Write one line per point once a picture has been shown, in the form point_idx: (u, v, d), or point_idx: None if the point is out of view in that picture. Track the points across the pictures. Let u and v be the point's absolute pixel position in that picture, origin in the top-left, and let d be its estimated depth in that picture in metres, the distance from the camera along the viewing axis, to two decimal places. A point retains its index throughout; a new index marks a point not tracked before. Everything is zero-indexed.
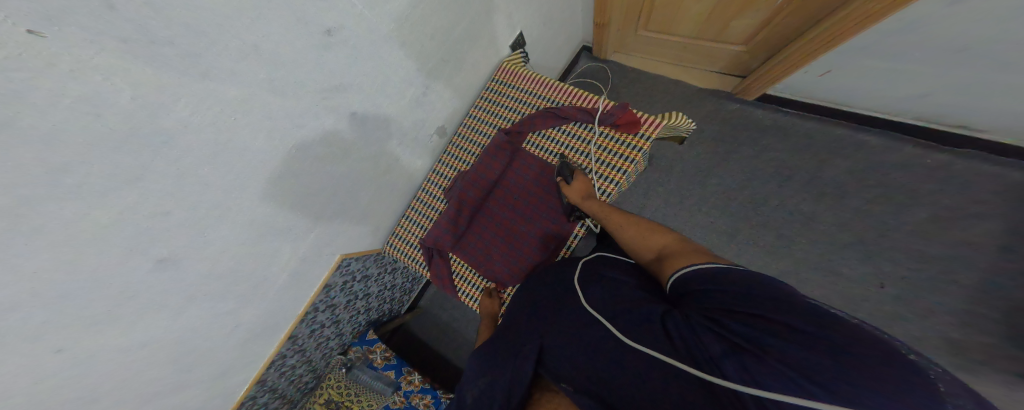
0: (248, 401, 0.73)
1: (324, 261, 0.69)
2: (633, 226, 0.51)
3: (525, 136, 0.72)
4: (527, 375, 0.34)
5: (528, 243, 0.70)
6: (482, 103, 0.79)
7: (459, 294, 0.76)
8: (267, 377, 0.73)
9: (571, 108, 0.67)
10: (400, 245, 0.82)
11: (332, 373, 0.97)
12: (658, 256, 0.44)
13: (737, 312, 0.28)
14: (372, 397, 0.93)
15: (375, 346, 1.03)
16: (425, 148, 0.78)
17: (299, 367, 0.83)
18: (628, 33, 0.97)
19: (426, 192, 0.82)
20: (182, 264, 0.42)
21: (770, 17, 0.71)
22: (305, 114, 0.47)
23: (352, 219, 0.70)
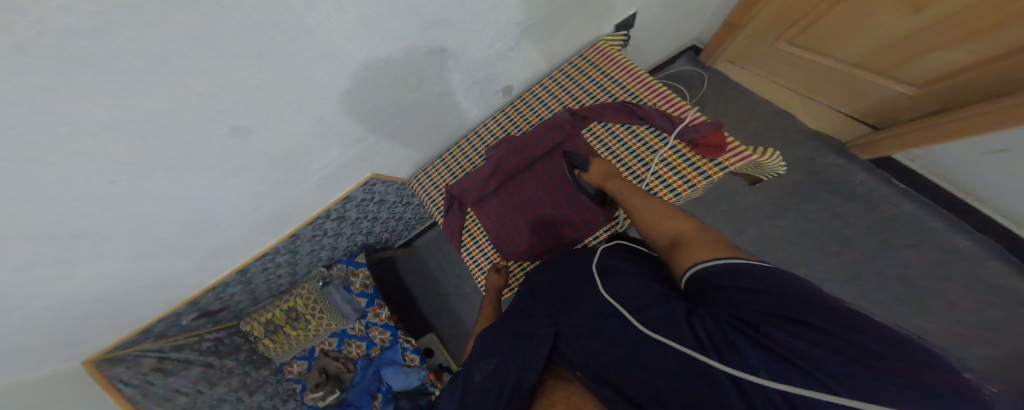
0: (229, 284, 0.84)
1: (358, 172, 0.74)
2: (653, 210, 0.50)
3: (588, 122, 0.68)
4: (540, 363, 0.33)
5: (547, 229, 0.71)
6: (559, 76, 0.75)
7: (462, 250, 0.81)
8: (249, 267, 0.83)
9: (653, 110, 0.61)
10: (426, 184, 0.87)
11: (307, 285, 1.10)
12: (673, 242, 0.44)
13: (752, 311, 0.25)
14: (333, 320, 1.09)
15: (358, 269, 1.15)
16: (487, 102, 0.77)
17: (284, 265, 0.93)
18: (751, 54, 0.97)
19: (469, 143, 0.82)
20: (251, 134, 0.46)
21: (978, 62, 0.58)
22: (399, 34, 0.45)
23: (410, 141, 0.74)
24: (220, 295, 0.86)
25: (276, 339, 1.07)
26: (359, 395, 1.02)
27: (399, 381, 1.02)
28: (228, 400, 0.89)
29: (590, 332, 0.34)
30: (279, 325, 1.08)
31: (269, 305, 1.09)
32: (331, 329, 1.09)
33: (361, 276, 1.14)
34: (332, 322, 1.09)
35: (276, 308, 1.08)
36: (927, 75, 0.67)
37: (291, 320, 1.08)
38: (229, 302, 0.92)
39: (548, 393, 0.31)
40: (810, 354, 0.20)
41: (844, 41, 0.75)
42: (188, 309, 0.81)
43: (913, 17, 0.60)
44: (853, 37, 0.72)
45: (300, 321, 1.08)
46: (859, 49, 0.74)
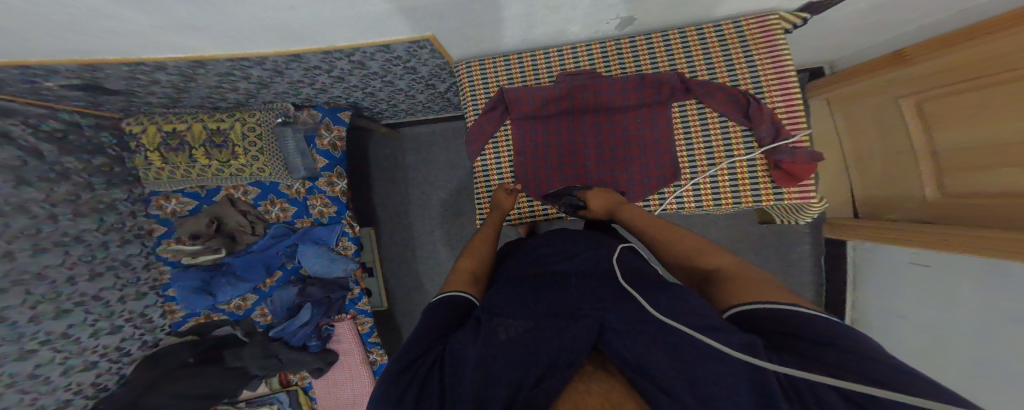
0: (183, 68, 0.80)
1: (419, 28, 0.67)
2: (682, 240, 0.56)
3: (685, 98, 0.65)
4: (581, 352, 0.38)
5: (576, 178, 0.73)
6: (693, 33, 0.65)
7: (478, 157, 0.80)
8: (210, 63, 0.80)
9: (766, 116, 0.59)
10: (477, 72, 0.81)
11: (258, 114, 1.10)
12: (710, 271, 0.48)
13: (840, 369, 0.26)
14: (269, 168, 1.12)
15: (334, 125, 1.19)
16: (598, 24, 0.66)
17: (265, 71, 0.89)
18: (864, 98, 0.93)
19: (560, 56, 0.74)
20: None
21: (1003, 193, 0.62)
22: None
23: (504, 17, 0.63)
24: (161, 74, 0.83)
25: (173, 159, 1.08)
26: (254, 264, 1.16)
27: (318, 263, 1.16)
28: (40, 209, 0.88)
29: (643, 332, 0.37)
30: (184, 144, 1.08)
31: (190, 117, 1.08)
32: (259, 176, 1.13)
33: (333, 133, 1.19)
34: (266, 170, 1.12)
35: (197, 123, 1.07)
36: (965, 190, 0.70)
37: (207, 145, 1.08)
38: (147, 90, 0.92)
39: (588, 378, 0.37)
40: (840, 372, 0.26)
41: (941, 127, 0.73)
42: (73, 75, 0.76)
43: (1005, 129, 0.59)
44: (950, 125, 0.71)
45: (219, 152, 1.09)
46: (944, 140, 0.73)
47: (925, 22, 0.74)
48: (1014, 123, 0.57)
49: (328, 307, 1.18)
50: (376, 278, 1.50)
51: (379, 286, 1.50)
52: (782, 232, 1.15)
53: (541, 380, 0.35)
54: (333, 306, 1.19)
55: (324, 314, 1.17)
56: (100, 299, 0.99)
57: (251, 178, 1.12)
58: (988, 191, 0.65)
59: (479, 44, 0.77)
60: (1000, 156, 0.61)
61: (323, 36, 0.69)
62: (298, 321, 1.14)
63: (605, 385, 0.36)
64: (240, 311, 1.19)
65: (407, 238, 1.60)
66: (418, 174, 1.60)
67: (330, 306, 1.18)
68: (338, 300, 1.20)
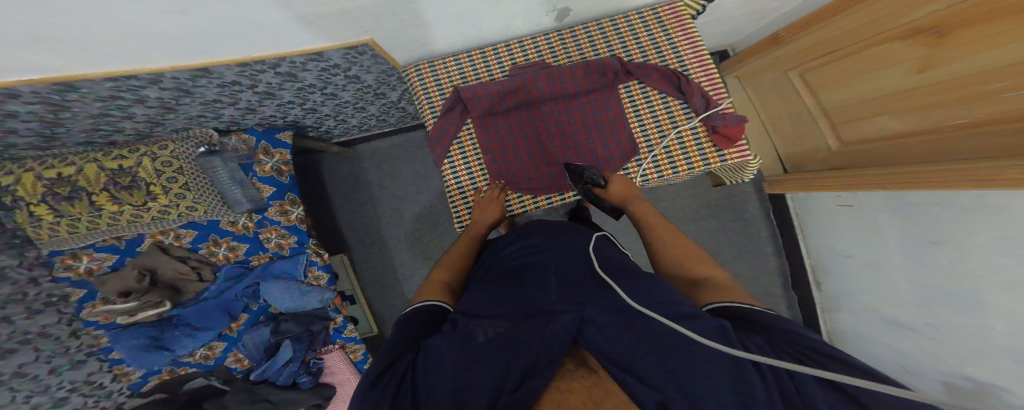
0: (45, 94, 0.66)
1: (354, 29, 0.64)
2: (675, 243, 0.61)
3: (630, 79, 0.69)
4: (560, 350, 0.39)
5: (547, 167, 0.74)
6: (621, 20, 0.70)
7: (445, 159, 0.78)
8: (97, 84, 0.67)
9: (697, 88, 0.65)
10: (425, 74, 0.78)
11: (172, 145, 0.96)
12: (696, 281, 0.53)
13: (789, 344, 0.36)
14: (202, 204, 0.97)
15: (273, 149, 1.09)
16: (536, 16, 0.67)
17: (165, 92, 0.77)
18: (762, 75, 1.08)
19: (503, 51, 0.75)
20: None
21: (907, 135, 0.73)
22: None
23: (445, 15, 0.62)
24: (17, 105, 0.66)
25: (66, 212, 0.88)
26: (208, 312, 1.03)
27: (286, 299, 1.04)
28: None
29: (619, 328, 0.41)
30: (82, 189, 0.89)
31: (79, 157, 0.90)
32: (192, 217, 0.98)
33: (275, 157, 1.09)
34: (198, 207, 0.97)
35: (91, 164, 0.90)
36: (859, 136, 0.85)
37: (117, 188, 0.91)
38: (6, 128, 0.73)
39: (570, 373, 0.38)
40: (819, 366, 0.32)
41: (826, 90, 0.88)
42: None
43: (881, 85, 0.73)
44: (835, 87, 0.85)
45: (134, 192, 0.92)
46: (831, 100, 0.88)
47: (787, 11, 0.89)
48: (885, 80, 0.72)
49: (311, 340, 1.09)
50: (358, 304, 1.42)
51: (362, 312, 1.43)
52: (729, 197, 1.28)
53: (522, 382, 0.35)
54: (317, 338, 1.09)
55: (309, 348, 1.08)
56: (23, 377, 0.85)
57: (180, 220, 0.96)
58: (878, 134, 0.79)
59: (420, 45, 0.75)
60: (882, 106, 0.75)
61: (243, 40, 0.62)
62: (280, 361, 1.05)
63: (586, 381, 0.36)
64: (210, 361, 1.07)
65: (382, 258, 1.50)
66: (378, 188, 1.51)
67: (314, 339, 1.09)
68: (322, 332, 1.10)
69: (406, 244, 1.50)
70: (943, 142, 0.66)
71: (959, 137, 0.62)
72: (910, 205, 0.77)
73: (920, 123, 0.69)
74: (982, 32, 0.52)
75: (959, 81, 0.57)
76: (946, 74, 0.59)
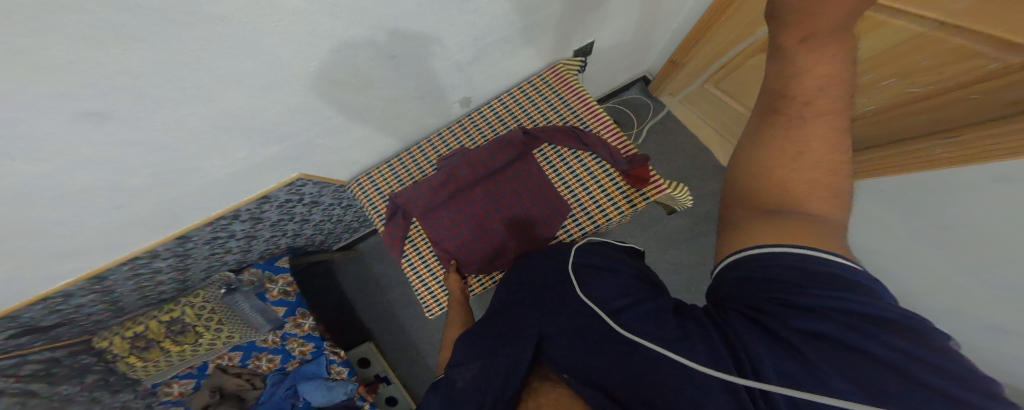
0: (90, 287, 0.72)
1: (283, 172, 0.70)
2: (805, 158, 0.30)
3: (540, 143, 0.69)
4: (521, 374, 0.34)
5: (495, 245, 0.70)
6: (518, 93, 0.73)
7: (402, 261, 0.77)
8: (107, 276, 0.72)
9: (596, 138, 0.64)
10: (366, 186, 0.80)
11: (203, 292, 1.03)
12: (765, 211, 0.32)
13: (749, 301, 0.28)
14: (240, 329, 1.01)
15: (277, 275, 1.07)
16: (442, 110, 0.73)
17: (169, 260, 0.82)
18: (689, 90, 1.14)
19: (421, 151, 0.77)
20: (114, 122, 0.36)
21: (849, 119, 0.74)
22: (345, 39, 0.41)
23: (355, 138, 0.67)
24: (80, 297, 0.73)
25: (148, 358, 0.94)
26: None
27: (319, 394, 0.94)
28: None
29: (575, 336, 0.36)
30: (148, 343, 0.94)
31: (141, 317, 0.96)
32: (235, 342, 1.01)
33: (280, 282, 1.07)
34: (235, 333, 1.01)
35: (152, 320, 0.96)
36: None
37: (175, 334, 0.97)
38: (83, 314, 0.79)
39: (537, 395, 0.33)
40: (787, 322, 0.24)
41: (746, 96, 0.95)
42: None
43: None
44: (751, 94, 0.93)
45: (188, 334, 0.97)
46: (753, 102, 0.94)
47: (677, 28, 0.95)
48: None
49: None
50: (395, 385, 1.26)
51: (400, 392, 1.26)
52: None
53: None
54: None
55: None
56: None
57: (228, 346, 1.00)
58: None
59: (354, 162, 0.79)
60: None
61: (187, 214, 0.68)
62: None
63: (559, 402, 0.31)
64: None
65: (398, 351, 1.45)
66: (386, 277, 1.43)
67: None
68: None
69: (420, 322, 1.41)
70: (881, 124, 0.68)
71: (902, 114, 0.62)
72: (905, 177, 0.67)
73: (846, 110, 0.73)
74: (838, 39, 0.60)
75: (879, 59, 0.58)
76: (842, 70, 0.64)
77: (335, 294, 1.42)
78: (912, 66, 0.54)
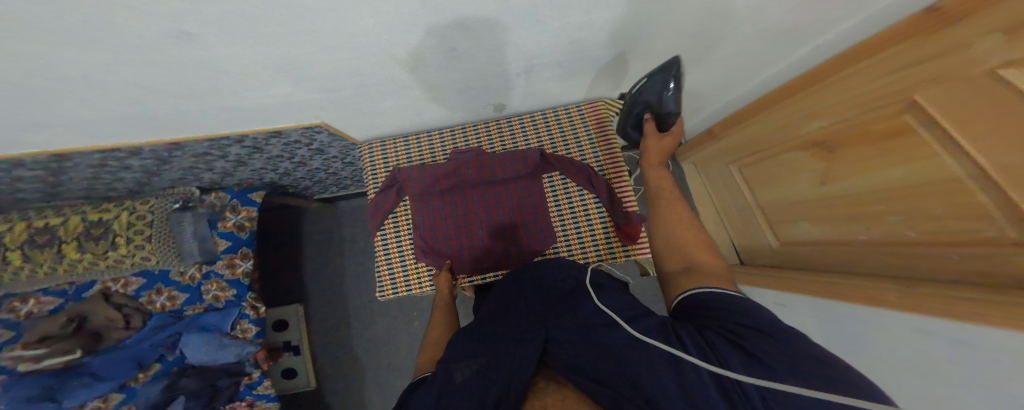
0: (46, 163, 0.71)
1: (304, 117, 0.70)
2: (685, 233, 0.57)
3: (551, 170, 0.71)
4: (530, 368, 0.34)
5: (473, 248, 0.71)
6: (551, 117, 0.76)
7: (378, 232, 0.76)
8: (75, 157, 0.71)
9: (604, 185, 0.68)
10: (376, 150, 0.80)
11: (153, 200, 0.94)
12: (684, 268, 0.51)
13: (725, 326, 0.34)
14: (160, 255, 0.91)
15: (242, 206, 1.03)
16: (475, 108, 0.74)
17: (146, 160, 0.81)
18: (712, 164, 1.09)
19: (441, 137, 0.78)
20: (187, 40, 0.39)
21: (828, 242, 0.70)
22: (417, 26, 0.43)
23: (385, 108, 0.69)
24: (23, 170, 0.72)
25: (33, 258, 0.84)
26: (117, 362, 0.84)
27: (206, 349, 0.90)
28: None
29: (588, 338, 0.36)
30: (52, 239, 0.85)
31: (70, 208, 0.89)
32: (147, 268, 0.90)
33: (240, 214, 1.02)
34: (150, 258, 0.90)
35: (76, 215, 0.88)
36: (788, 239, 0.84)
37: (88, 237, 0.88)
38: (13, 187, 0.78)
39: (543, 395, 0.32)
40: (753, 342, 0.30)
41: (760, 187, 0.90)
42: None
43: (798, 191, 0.75)
44: (765, 187, 0.87)
45: (101, 243, 0.88)
46: (764, 198, 0.89)
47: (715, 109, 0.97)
48: (799, 188, 0.74)
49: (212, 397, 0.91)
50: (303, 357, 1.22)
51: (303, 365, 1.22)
52: None
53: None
54: (220, 395, 0.92)
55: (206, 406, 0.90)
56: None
57: (133, 270, 0.89)
58: (799, 237, 0.79)
59: (373, 128, 0.79)
60: (801, 210, 0.76)
61: (199, 127, 0.68)
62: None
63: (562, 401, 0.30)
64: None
65: None
66: (349, 244, 1.35)
67: (216, 396, 0.91)
68: (231, 387, 0.94)
69: (365, 302, 1.31)
70: (849, 256, 0.65)
71: (872, 252, 0.59)
72: (834, 321, 0.65)
73: (831, 231, 0.69)
74: (867, 154, 0.56)
75: (879, 190, 0.55)
76: (855, 191, 0.60)
77: (292, 241, 1.34)
78: (918, 209, 0.49)
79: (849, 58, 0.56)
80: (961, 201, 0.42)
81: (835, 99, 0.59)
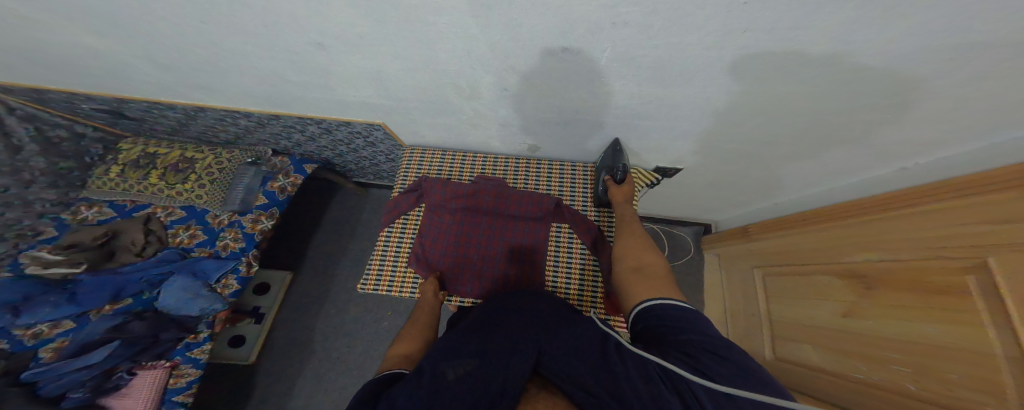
0: (188, 110, 0.92)
1: (369, 116, 0.79)
2: (637, 247, 0.60)
3: (562, 220, 0.74)
4: (521, 375, 0.34)
5: (462, 267, 0.71)
6: (579, 172, 0.79)
7: (386, 227, 0.79)
8: (207, 110, 0.90)
9: (608, 251, 0.69)
10: (414, 157, 0.87)
11: (235, 154, 1.10)
12: (637, 268, 0.56)
13: (685, 346, 0.36)
14: (212, 197, 1.02)
15: (293, 173, 1.13)
16: (513, 143, 0.79)
17: (250, 122, 0.95)
18: (734, 264, 1.00)
19: (474, 160, 0.84)
20: (311, 32, 0.49)
21: (824, 373, 0.60)
22: (484, 65, 0.50)
23: (436, 124, 0.77)
24: (169, 112, 0.94)
25: (124, 174, 1.02)
26: (98, 287, 0.87)
27: (177, 297, 0.89)
28: None
29: (576, 354, 0.36)
30: (150, 164, 1.05)
31: (179, 144, 1.10)
32: (194, 204, 1.01)
33: (289, 179, 1.11)
34: (201, 197, 1.02)
35: (178, 150, 1.08)
36: (785, 360, 0.72)
37: (172, 168, 1.04)
38: (151, 119, 1.00)
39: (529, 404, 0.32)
40: (712, 363, 0.32)
41: (775, 301, 0.79)
42: (110, 98, 0.90)
43: (817, 314, 0.65)
44: (782, 302, 0.77)
45: (177, 176, 1.03)
46: (778, 311, 0.78)
47: (764, 207, 0.91)
48: (820, 310, 0.64)
49: (144, 349, 0.87)
50: (261, 326, 1.20)
51: (257, 336, 1.19)
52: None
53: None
54: (153, 349, 0.87)
55: (130, 358, 0.85)
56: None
57: (183, 203, 1.01)
58: (799, 360, 0.68)
59: (420, 137, 0.87)
60: (809, 334, 0.66)
61: (289, 107, 0.81)
62: (73, 365, 0.81)
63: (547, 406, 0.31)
64: (31, 343, 0.81)
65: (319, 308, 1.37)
66: (363, 230, 1.41)
67: (148, 349, 0.87)
68: (165, 345, 0.89)
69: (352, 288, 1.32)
70: (841, 394, 0.55)
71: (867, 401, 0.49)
72: None
73: (831, 364, 0.59)
74: (904, 298, 0.46)
75: (900, 344, 0.46)
76: (876, 332, 0.50)
77: (316, 208, 1.44)
78: (932, 374, 0.41)
79: (899, 198, 0.51)
80: (983, 380, 0.35)
81: (891, 231, 0.51)
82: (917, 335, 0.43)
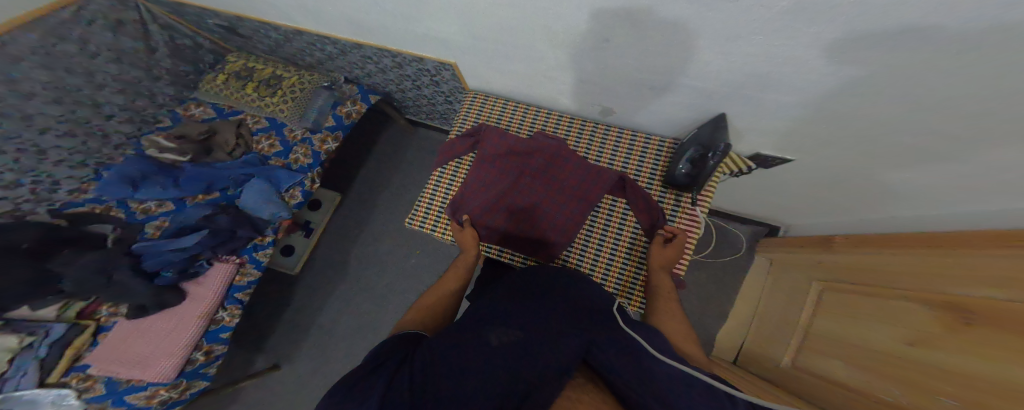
0: (283, 29, 0.97)
1: (442, 53, 0.78)
2: (673, 327, 0.58)
3: (620, 194, 0.73)
4: (567, 367, 0.37)
5: (505, 220, 0.73)
6: (650, 148, 0.75)
7: (438, 167, 0.82)
8: (303, 34, 0.95)
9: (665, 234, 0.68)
10: (477, 104, 0.86)
11: (314, 78, 1.17)
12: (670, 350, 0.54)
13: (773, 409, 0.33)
14: (291, 113, 1.11)
15: (359, 101, 1.18)
16: (585, 103, 0.75)
17: (332, 48, 0.99)
18: (795, 267, 0.92)
19: (539, 117, 0.82)
20: None
21: (845, 385, 0.59)
22: (592, 16, 0.46)
23: (509, 72, 0.74)
24: (258, 26, 1.00)
25: (225, 81, 1.15)
26: (196, 177, 1.03)
27: (256, 199, 1.02)
28: None
29: (622, 353, 0.39)
30: (246, 77, 1.15)
31: (268, 62, 1.19)
32: (276, 117, 1.12)
33: (355, 106, 1.17)
34: (283, 111, 1.11)
35: (268, 68, 1.17)
36: (805, 368, 0.72)
37: (261, 83, 1.15)
38: (241, 30, 1.07)
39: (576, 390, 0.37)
40: None
41: (822, 316, 0.74)
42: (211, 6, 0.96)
43: (864, 333, 0.60)
44: (832, 315, 0.71)
45: (264, 89, 1.13)
46: (820, 324, 0.73)
47: (847, 224, 0.82)
48: (870, 330, 0.59)
49: (223, 242, 0.98)
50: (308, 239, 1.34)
51: (304, 249, 1.33)
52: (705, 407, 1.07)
53: (528, 394, 0.33)
54: (229, 244, 0.98)
55: (211, 248, 0.96)
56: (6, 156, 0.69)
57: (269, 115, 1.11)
58: (825, 376, 0.66)
59: (487, 83, 0.85)
60: (847, 350, 0.63)
61: (369, 34, 0.82)
62: (172, 245, 0.95)
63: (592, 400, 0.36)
64: (142, 216, 1.01)
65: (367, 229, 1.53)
66: (412, 167, 1.49)
67: (225, 243, 0.98)
68: (240, 242, 1.00)
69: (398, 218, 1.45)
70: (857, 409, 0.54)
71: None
72: None
73: (857, 377, 0.57)
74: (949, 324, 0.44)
75: (924, 375, 0.45)
76: (917, 359, 0.47)
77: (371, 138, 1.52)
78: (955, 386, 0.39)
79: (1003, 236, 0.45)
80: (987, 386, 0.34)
81: (957, 266, 0.47)
82: (939, 358, 0.42)
